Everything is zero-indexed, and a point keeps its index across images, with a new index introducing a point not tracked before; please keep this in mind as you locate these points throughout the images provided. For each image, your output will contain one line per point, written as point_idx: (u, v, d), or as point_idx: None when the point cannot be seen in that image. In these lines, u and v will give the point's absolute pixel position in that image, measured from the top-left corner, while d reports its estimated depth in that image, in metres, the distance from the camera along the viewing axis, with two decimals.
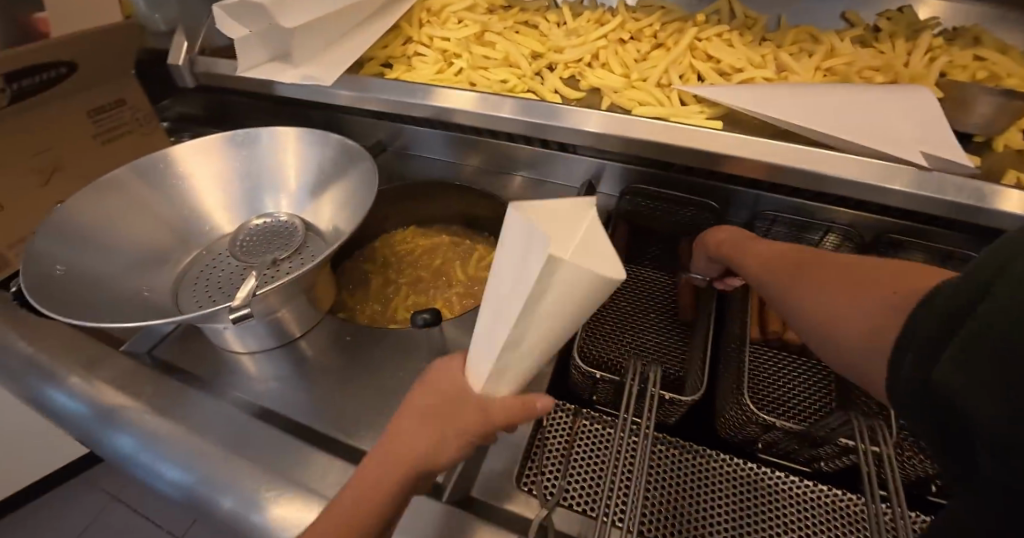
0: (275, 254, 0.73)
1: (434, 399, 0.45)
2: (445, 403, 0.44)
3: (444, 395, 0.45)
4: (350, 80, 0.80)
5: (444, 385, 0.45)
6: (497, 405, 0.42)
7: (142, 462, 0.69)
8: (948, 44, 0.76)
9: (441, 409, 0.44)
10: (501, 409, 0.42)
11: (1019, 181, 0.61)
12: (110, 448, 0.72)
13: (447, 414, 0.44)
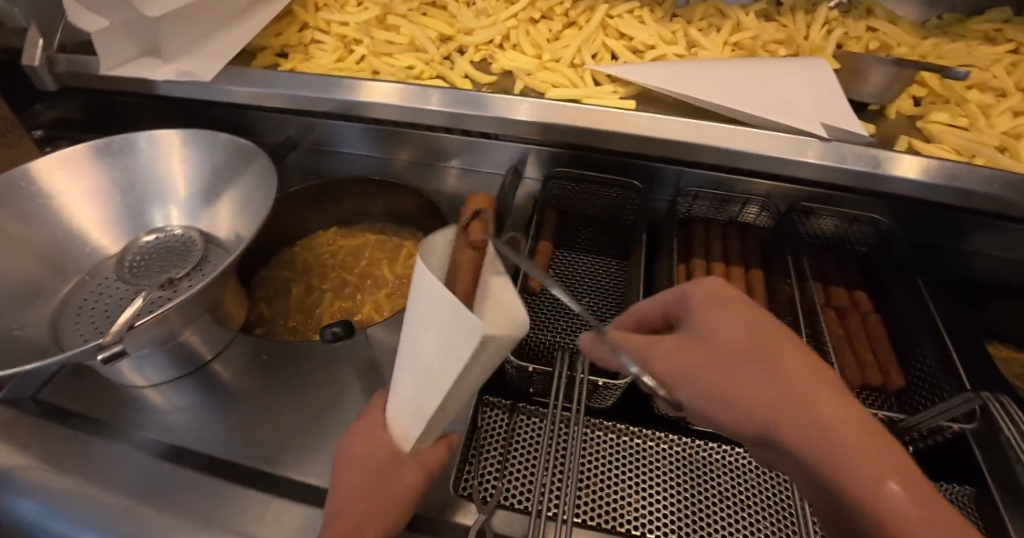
0: (169, 273, 0.66)
1: (367, 474, 0.49)
2: (381, 473, 0.49)
3: (376, 467, 0.49)
4: (234, 76, 0.72)
5: (370, 455, 0.50)
6: (428, 458, 0.51)
7: (50, 530, 0.61)
8: (844, 15, 0.78)
9: (378, 479, 0.49)
10: (431, 460, 0.52)
11: (911, 147, 0.64)
12: (13, 517, 0.63)
13: (386, 483, 0.49)
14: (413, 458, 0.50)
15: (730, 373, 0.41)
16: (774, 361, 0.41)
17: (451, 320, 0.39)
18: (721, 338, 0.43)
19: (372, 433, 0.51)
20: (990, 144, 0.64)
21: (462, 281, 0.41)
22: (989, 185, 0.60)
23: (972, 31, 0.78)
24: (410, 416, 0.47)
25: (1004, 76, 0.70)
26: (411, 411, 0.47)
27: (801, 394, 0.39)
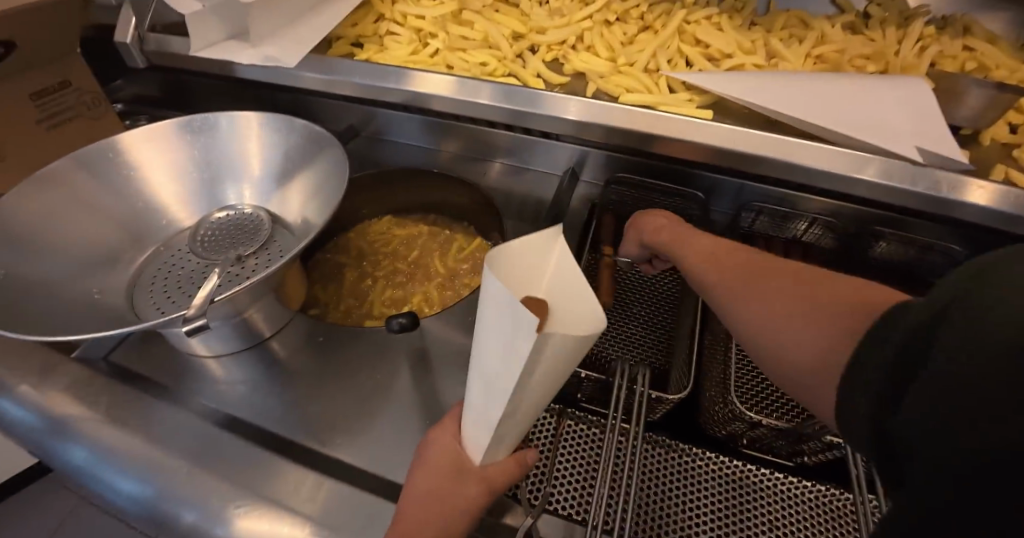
0: (239, 251, 0.68)
1: (436, 478, 0.48)
2: (448, 481, 0.47)
3: (443, 473, 0.48)
4: (312, 63, 0.74)
5: (441, 462, 0.49)
6: (494, 476, 0.48)
7: (96, 476, 0.65)
8: (939, 32, 0.74)
9: (443, 487, 0.47)
10: (499, 473, 0.48)
11: (1008, 177, 0.60)
12: (62, 460, 0.67)
13: (450, 491, 0.47)
14: (485, 468, 0.48)
15: (688, 240, 0.61)
16: (732, 250, 0.56)
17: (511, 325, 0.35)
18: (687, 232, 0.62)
19: (446, 446, 0.49)
20: None
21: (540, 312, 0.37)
22: None
23: None
24: (481, 423, 0.44)
25: None
26: (481, 420, 0.44)
27: (745, 257, 0.53)
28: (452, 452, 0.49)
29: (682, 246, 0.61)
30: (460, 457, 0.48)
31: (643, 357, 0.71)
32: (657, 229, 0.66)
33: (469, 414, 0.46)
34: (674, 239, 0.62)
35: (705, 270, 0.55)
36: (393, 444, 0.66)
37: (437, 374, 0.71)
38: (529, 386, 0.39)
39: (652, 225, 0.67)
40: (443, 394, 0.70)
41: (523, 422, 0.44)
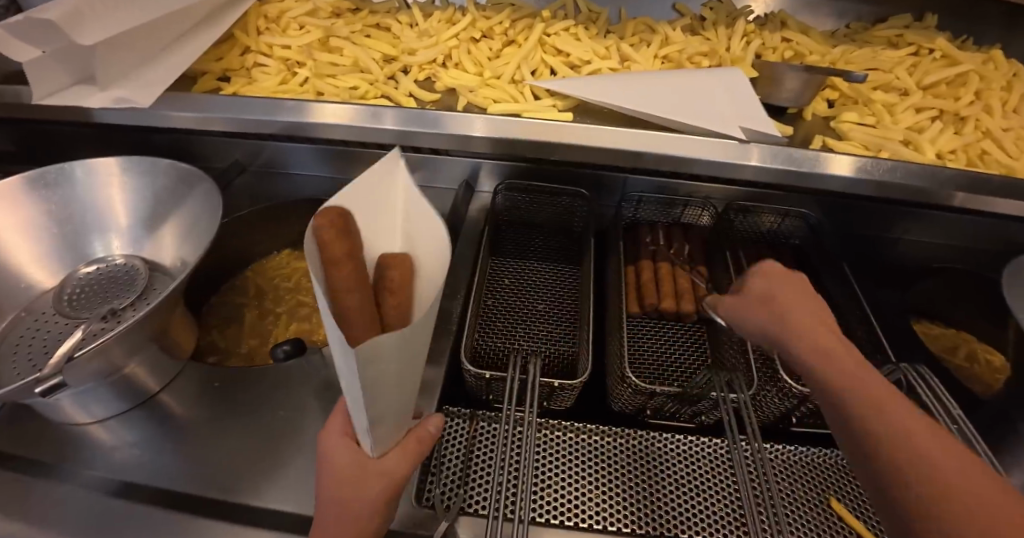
0: (112, 304, 0.65)
1: (339, 486, 0.47)
2: (353, 485, 0.47)
3: (346, 478, 0.47)
4: (179, 101, 0.71)
5: (342, 469, 0.47)
6: (395, 468, 0.48)
7: None
8: (762, 28, 0.84)
9: (348, 492, 0.46)
10: (399, 464, 0.48)
11: (825, 145, 0.70)
12: None
13: (354, 497, 0.46)
14: (384, 461, 0.48)
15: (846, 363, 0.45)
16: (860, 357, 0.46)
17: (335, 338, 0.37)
18: (848, 357, 0.46)
19: (346, 448, 0.48)
20: (895, 138, 0.70)
21: (394, 272, 0.44)
22: (895, 175, 0.66)
23: (877, 37, 0.85)
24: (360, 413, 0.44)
25: (906, 76, 0.77)
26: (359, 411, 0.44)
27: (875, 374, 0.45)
28: (352, 455, 0.48)
29: (894, 401, 0.42)
30: (361, 458, 0.48)
31: (548, 351, 0.74)
32: (814, 354, 0.46)
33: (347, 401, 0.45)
34: (866, 381, 0.44)
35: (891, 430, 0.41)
36: (311, 478, 0.64)
37: None
38: (379, 382, 0.40)
39: (802, 331, 0.49)
40: None
41: (397, 395, 0.43)
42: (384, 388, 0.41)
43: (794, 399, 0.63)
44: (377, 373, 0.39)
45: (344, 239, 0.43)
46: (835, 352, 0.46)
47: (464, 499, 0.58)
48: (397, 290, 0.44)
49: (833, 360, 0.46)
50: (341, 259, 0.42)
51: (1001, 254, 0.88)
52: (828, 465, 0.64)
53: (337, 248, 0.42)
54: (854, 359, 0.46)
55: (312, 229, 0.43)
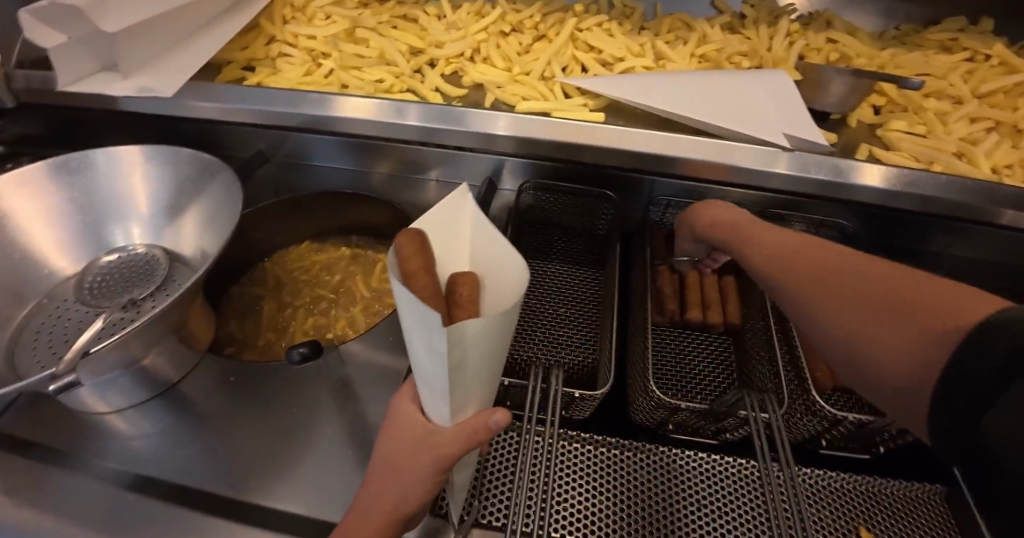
0: (132, 294, 0.65)
1: (397, 447, 0.47)
2: (406, 452, 0.46)
3: (407, 442, 0.47)
4: (202, 91, 0.70)
5: (406, 433, 0.47)
6: (446, 445, 0.44)
7: None
8: (805, 28, 0.80)
9: (403, 456, 0.46)
10: (455, 442, 0.44)
11: (870, 154, 0.66)
12: None
13: (406, 461, 0.46)
14: (442, 434, 0.45)
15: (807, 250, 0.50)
16: (809, 245, 0.51)
17: (421, 320, 0.37)
18: (790, 242, 0.53)
19: (415, 414, 0.48)
20: (946, 150, 0.66)
21: (466, 287, 0.43)
22: (945, 190, 0.62)
23: (929, 40, 0.80)
24: (437, 397, 0.44)
25: (959, 83, 0.72)
26: (436, 395, 0.44)
27: (818, 250, 0.49)
28: (417, 422, 0.47)
29: (822, 255, 0.48)
30: (426, 428, 0.46)
31: (567, 358, 0.72)
32: (768, 256, 0.53)
33: (422, 385, 0.45)
34: (807, 249, 0.50)
35: (817, 275, 0.46)
36: (325, 480, 0.64)
37: (363, 401, 0.70)
38: (465, 363, 0.40)
39: (752, 239, 0.57)
40: (372, 421, 0.68)
41: (476, 382, 0.43)
42: (468, 370, 0.41)
43: (825, 420, 0.60)
44: (467, 352, 0.39)
45: (422, 255, 0.43)
46: (780, 244, 0.53)
47: (478, 510, 0.56)
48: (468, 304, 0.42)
49: (779, 250, 0.53)
50: (417, 272, 0.42)
51: None
52: (858, 491, 0.61)
53: (415, 262, 0.42)
54: (795, 241, 0.53)
55: (395, 246, 0.43)
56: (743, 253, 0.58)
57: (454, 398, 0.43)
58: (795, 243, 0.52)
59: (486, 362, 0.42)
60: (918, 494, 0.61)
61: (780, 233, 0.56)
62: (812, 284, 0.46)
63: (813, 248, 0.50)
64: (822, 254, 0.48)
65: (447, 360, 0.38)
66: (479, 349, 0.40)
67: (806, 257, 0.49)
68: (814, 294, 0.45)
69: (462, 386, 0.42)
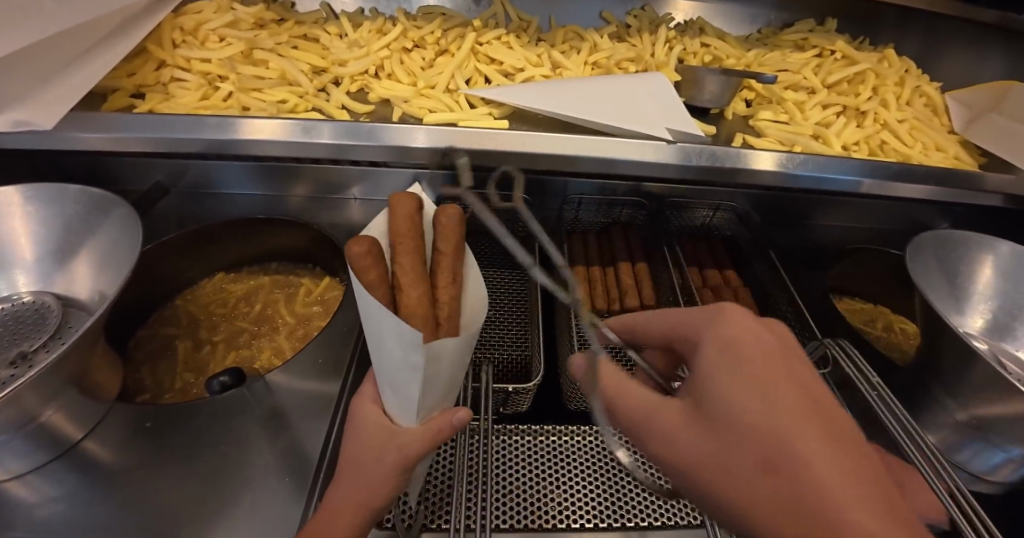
0: (22, 346, 0.60)
1: (362, 455, 0.49)
2: (371, 459, 0.49)
3: (371, 444, 0.49)
4: (85, 122, 0.66)
5: (368, 435, 0.50)
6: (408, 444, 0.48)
7: None
8: (683, 34, 0.88)
9: (365, 455, 0.49)
10: (416, 441, 0.48)
11: (746, 142, 0.74)
12: None
13: (371, 462, 0.49)
14: (407, 435, 0.48)
15: (741, 397, 0.35)
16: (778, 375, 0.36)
17: (403, 335, 0.43)
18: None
19: (375, 417, 0.51)
20: (807, 134, 0.76)
21: (445, 267, 0.48)
22: (808, 167, 0.71)
23: (786, 41, 0.91)
24: (403, 401, 0.49)
25: (812, 76, 0.83)
26: (403, 400, 0.49)
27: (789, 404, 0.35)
28: (380, 426, 0.50)
29: (792, 433, 0.34)
30: (388, 430, 0.50)
31: (500, 357, 0.74)
32: (748, 413, 0.35)
33: (386, 386, 0.50)
34: (778, 437, 0.34)
35: (751, 433, 0.34)
36: (265, 514, 0.62)
37: (297, 427, 0.68)
38: (434, 378, 0.47)
39: (804, 503, 0.32)
40: (308, 446, 0.67)
41: (444, 385, 0.49)
42: (439, 378, 0.47)
43: None
44: (437, 367, 0.46)
45: (378, 265, 0.45)
46: (752, 415, 0.35)
47: (427, 516, 0.57)
48: (446, 284, 0.48)
49: (703, 462, 0.36)
50: (375, 282, 0.45)
51: (902, 233, 0.97)
52: None
53: (373, 272, 0.45)
54: (857, 485, 0.32)
55: (349, 254, 0.45)
56: (795, 503, 0.32)
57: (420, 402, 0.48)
58: (881, 521, 0.30)
59: (458, 369, 0.49)
60: None
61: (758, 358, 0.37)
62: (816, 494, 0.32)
63: (780, 416, 0.34)
64: (801, 437, 0.33)
65: (419, 373, 0.45)
66: (452, 364, 0.47)
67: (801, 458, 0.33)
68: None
69: (428, 394, 0.48)
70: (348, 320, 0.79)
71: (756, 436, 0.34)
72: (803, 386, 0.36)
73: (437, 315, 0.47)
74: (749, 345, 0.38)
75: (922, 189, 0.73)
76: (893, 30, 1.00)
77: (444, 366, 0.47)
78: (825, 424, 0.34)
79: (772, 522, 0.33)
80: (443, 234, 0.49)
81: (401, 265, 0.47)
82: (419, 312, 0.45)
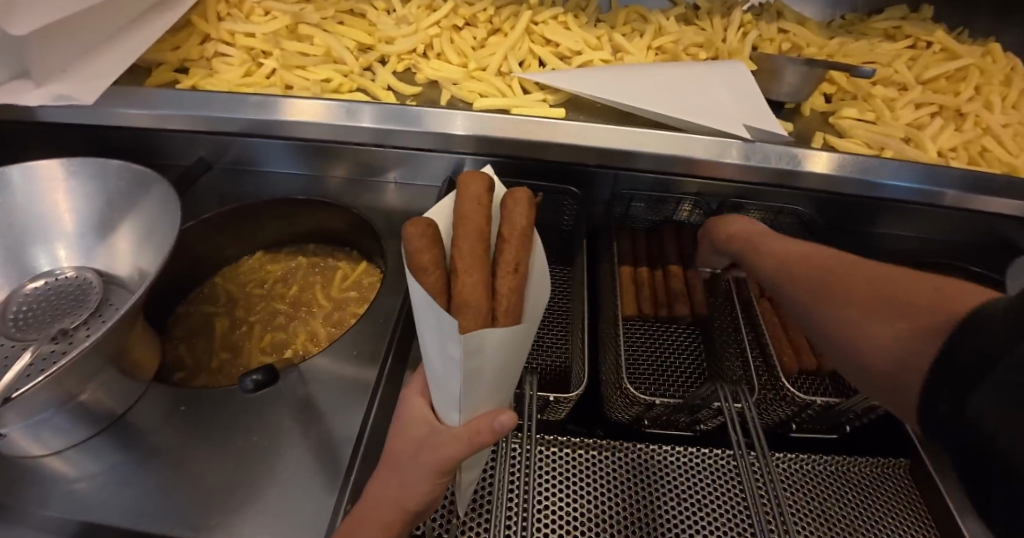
0: (62, 323, 0.59)
1: (405, 444, 0.48)
2: (413, 449, 0.47)
3: (412, 440, 0.47)
4: (129, 98, 0.64)
5: (412, 429, 0.48)
6: (447, 446, 0.44)
7: None
8: (758, 18, 0.80)
9: (405, 452, 0.47)
10: (455, 444, 0.44)
11: (826, 143, 0.67)
12: None
13: (409, 460, 0.47)
14: (446, 436, 0.45)
15: (772, 241, 0.62)
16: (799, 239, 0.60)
17: (440, 327, 0.40)
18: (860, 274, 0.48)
19: (424, 412, 0.48)
20: (896, 136, 0.68)
21: (508, 254, 0.45)
22: (894, 174, 0.64)
23: (874, 29, 0.82)
24: (447, 397, 0.45)
25: (905, 70, 0.74)
26: (447, 397, 0.45)
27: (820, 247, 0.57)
28: (425, 418, 0.48)
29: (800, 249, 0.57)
30: (431, 429, 0.47)
31: (540, 359, 0.71)
32: (761, 244, 0.62)
33: (432, 381, 0.46)
34: (783, 250, 0.59)
35: (767, 252, 0.61)
36: (293, 507, 0.60)
37: (329, 419, 0.66)
38: (478, 374, 0.43)
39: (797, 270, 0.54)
40: (341, 441, 0.65)
41: (491, 383, 0.44)
42: (484, 373, 0.43)
43: (796, 405, 0.61)
44: (478, 363, 0.42)
45: (434, 249, 0.44)
46: (768, 240, 0.62)
47: (459, 528, 0.55)
48: (507, 274, 0.44)
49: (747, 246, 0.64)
50: (429, 266, 0.44)
51: (988, 247, 0.88)
52: (829, 471, 0.63)
53: (426, 256, 0.44)
54: (836, 262, 0.52)
55: (405, 237, 0.45)
56: (793, 276, 0.54)
57: (466, 398, 0.44)
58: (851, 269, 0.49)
59: (509, 364, 0.44)
60: (884, 468, 0.63)
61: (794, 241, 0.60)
62: (822, 281, 0.50)
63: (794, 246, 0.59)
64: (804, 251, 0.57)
65: (460, 365, 0.41)
66: (499, 357, 0.43)
67: (793, 257, 0.57)
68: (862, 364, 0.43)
69: (474, 390, 0.44)
70: (383, 309, 0.76)
71: (763, 244, 0.62)
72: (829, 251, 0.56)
73: (495, 307, 0.44)
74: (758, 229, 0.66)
75: (1011, 204, 0.64)
76: (996, 19, 0.90)
77: (491, 357, 0.42)
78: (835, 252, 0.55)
79: (786, 279, 0.55)
80: (510, 221, 0.46)
81: (460, 249, 0.45)
82: (472, 300, 0.43)
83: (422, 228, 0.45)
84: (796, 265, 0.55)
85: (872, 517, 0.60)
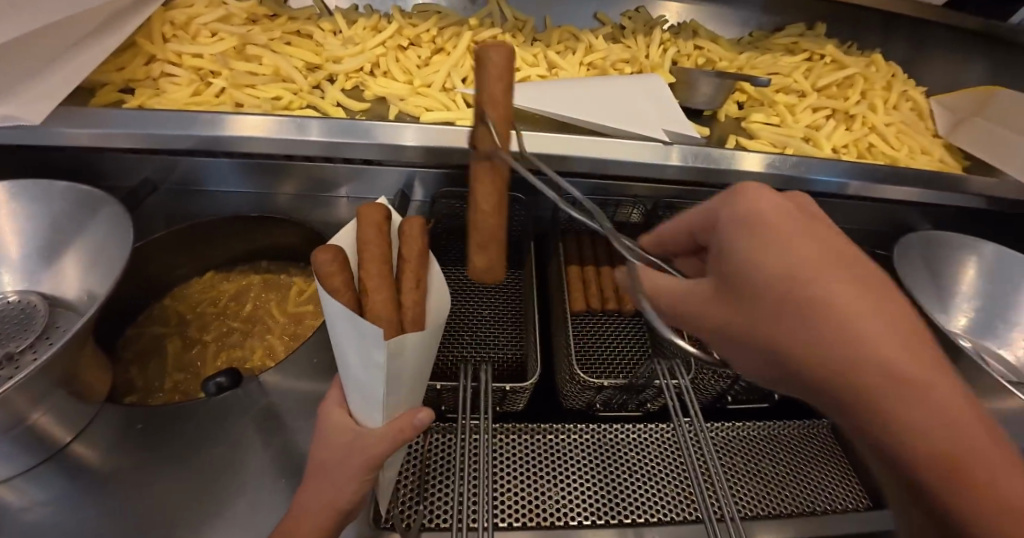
0: (7, 347, 0.59)
1: (330, 452, 0.50)
2: (339, 454, 0.49)
3: (336, 445, 0.49)
4: (72, 119, 0.64)
5: (333, 437, 0.50)
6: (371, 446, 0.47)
7: None
8: (676, 36, 0.89)
9: (330, 458, 0.49)
10: (379, 444, 0.47)
11: (738, 144, 0.75)
12: None
13: (335, 463, 0.49)
14: (370, 439, 0.48)
15: (760, 239, 0.36)
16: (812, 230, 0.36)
17: (363, 336, 0.44)
18: (920, 376, 0.32)
19: (343, 420, 0.51)
20: (797, 136, 0.77)
21: (409, 272, 0.49)
22: (800, 168, 0.72)
23: (776, 44, 0.93)
24: (368, 403, 0.49)
25: (802, 80, 0.85)
26: (367, 402, 0.49)
27: (841, 252, 0.36)
28: (345, 426, 0.50)
29: (804, 267, 0.34)
30: (351, 435, 0.50)
31: (495, 355, 0.75)
32: (753, 252, 0.36)
33: (351, 389, 0.50)
34: (792, 279, 0.34)
35: (768, 270, 0.35)
36: (259, 515, 0.61)
37: (291, 428, 0.67)
38: (397, 379, 0.47)
39: (813, 337, 0.33)
40: (305, 448, 0.66)
41: (409, 385, 0.49)
42: (402, 377, 0.47)
43: (729, 379, 0.68)
44: (397, 368, 0.46)
45: (343, 272, 0.47)
46: (753, 228, 0.37)
47: (424, 515, 0.57)
48: (412, 288, 0.49)
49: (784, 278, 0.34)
50: (340, 287, 0.46)
51: (889, 234, 0.99)
52: (762, 437, 0.69)
53: (336, 279, 0.46)
54: (873, 332, 0.32)
55: (313, 262, 0.46)
56: (803, 337, 0.34)
57: (384, 403, 0.48)
58: (915, 365, 0.32)
59: (424, 369, 0.49)
60: (810, 431, 0.71)
61: (810, 242, 0.35)
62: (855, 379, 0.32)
63: (797, 251, 0.35)
64: (820, 285, 0.34)
65: (381, 371, 0.45)
66: (414, 364, 0.48)
67: (814, 300, 0.34)
68: (917, 478, 0.32)
69: (392, 394, 0.48)
70: None
71: (756, 245, 0.36)
72: (844, 253, 0.35)
73: (402, 319, 0.48)
74: (767, 217, 0.37)
75: (906, 190, 0.74)
76: (879, 35, 1.03)
77: (407, 364, 0.47)
78: (859, 266, 0.35)
79: (791, 341, 0.34)
80: (408, 241, 0.50)
81: (367, 271, 0.48)
82: (382, 314, 0.47)
83: (329, 253, 0.47)
84: (803, 322, 0.34)
85: (801, 476, 0.66)
